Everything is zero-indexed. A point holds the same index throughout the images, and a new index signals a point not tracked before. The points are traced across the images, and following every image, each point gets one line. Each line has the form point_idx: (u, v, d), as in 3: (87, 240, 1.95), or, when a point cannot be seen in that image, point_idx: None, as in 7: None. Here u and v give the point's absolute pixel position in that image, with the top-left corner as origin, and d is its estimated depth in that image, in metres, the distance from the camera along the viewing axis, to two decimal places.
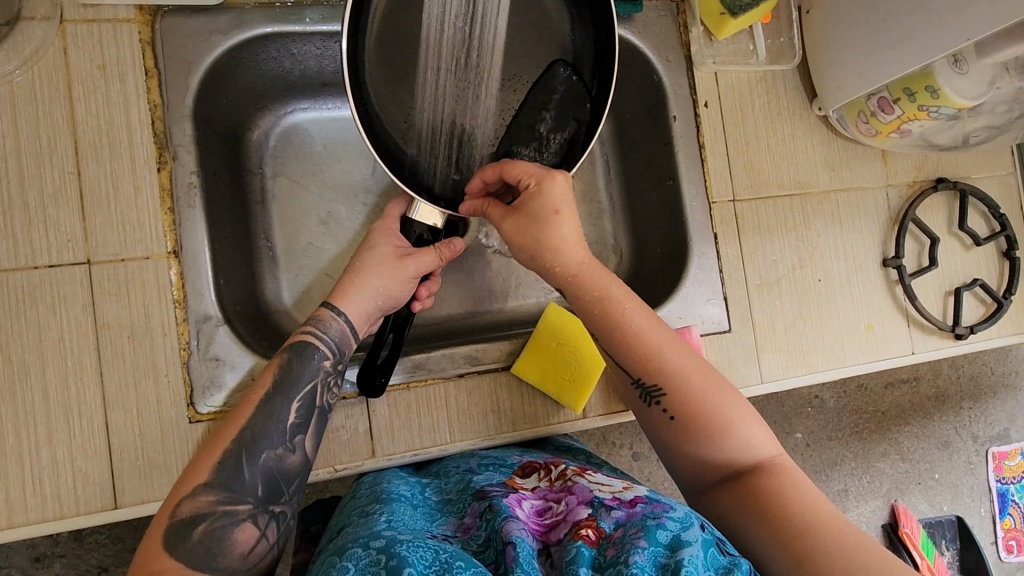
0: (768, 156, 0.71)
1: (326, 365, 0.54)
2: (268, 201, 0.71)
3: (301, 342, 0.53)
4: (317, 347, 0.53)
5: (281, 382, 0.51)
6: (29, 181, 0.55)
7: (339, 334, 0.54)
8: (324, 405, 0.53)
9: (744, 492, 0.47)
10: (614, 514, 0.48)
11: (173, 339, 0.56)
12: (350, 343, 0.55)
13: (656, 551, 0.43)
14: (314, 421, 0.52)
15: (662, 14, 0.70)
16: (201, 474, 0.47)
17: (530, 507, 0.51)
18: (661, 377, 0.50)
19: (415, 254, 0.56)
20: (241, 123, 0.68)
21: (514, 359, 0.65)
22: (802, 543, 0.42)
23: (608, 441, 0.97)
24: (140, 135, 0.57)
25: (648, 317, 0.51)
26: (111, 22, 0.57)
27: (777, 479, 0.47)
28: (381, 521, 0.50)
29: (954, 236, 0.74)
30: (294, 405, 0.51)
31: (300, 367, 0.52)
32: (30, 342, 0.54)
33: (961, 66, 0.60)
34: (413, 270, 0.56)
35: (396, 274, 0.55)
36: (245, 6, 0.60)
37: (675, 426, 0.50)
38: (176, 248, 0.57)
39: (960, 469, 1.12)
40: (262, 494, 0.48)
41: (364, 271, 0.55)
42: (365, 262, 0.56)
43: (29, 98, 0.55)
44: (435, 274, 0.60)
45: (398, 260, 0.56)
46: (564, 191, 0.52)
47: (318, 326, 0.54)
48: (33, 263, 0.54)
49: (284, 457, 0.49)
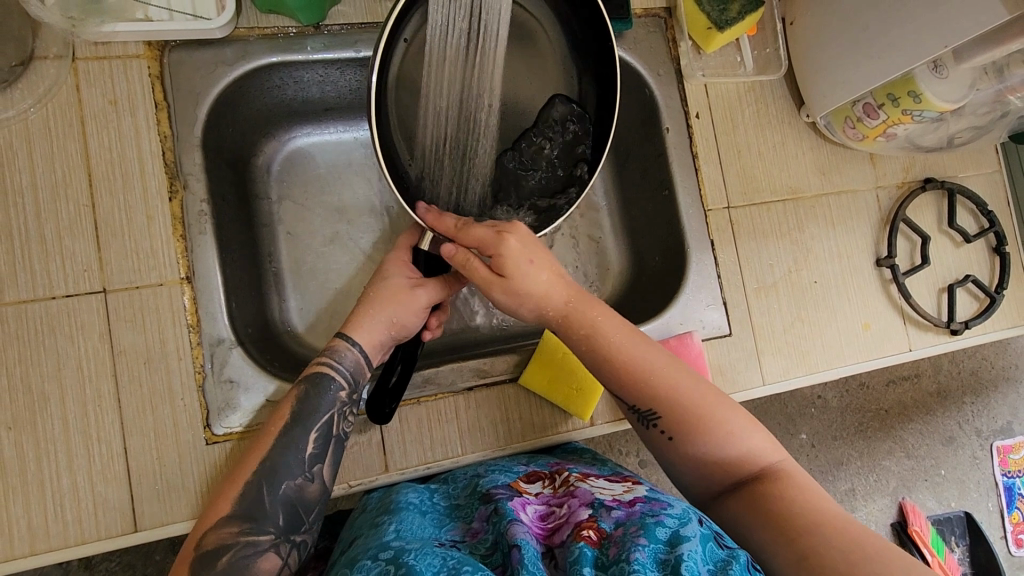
0: (760, 163, 0.73)
1: (343, 395, 0.55)
2: (274, 224, 0.72)
3: (317, 373, 0.55)
4: (333, 378, 0.55)
5: (300, 412, 0.53)
6: (45, 214, 0.57)
7: (353, 364, 0.56)
8: (340, 433, 0.55)
9: (750, 498, 0.48)
10: (614, 514, 0.48)
11: (188, 362, 0.58)
12: (364, 372, 0.57)
13: (656, 548, 0.44)
14: (332, 449, 0.54)
15: (651, 30, 0.73)
16: (224, 506, 0.48)
17: (533, 511, 0.53)
18: (656, 402, 0.52)
19: (422, 287, 0.58)
20: (248, 150, 0.70)
21: (521, 370, 0.66)
22: (806, 540, 0.43)
23: (615, 448, 0.98)
24: (150, 166, 0.59)
25: (639, 340, 0.53)
26: (121, 57, 0.59)
27: (781, 482, 0.48)
28: (391, 530, 0.51)
29: (944, 234, 0.76)
30: (312, 435, 0.52)
31: (317, 398, 0.54)
32: (50, 370, 0.55)
33: (940, 71, 0.62)
34: (424, 299, 0.58)
35: (407, 303, 0.57)
36: (248, 38, 0.62)
37: (676, 446, 0.52)
38: (188, 274, 0.59)
39: (965, 464, 1.13)
40: (284, 523, 0.49)
41: (377, 302, 0.57)
42: (378, 292, 0.57)
43: (43, 133, 0.57)
44: (444, 305, 0.62)
45: (411, 289, 0.57)
46: (524, 240, 0.52)
47: (332, 356, 0.56)
48: (52, 293, 0.56)
49: (304, 486, 0.51)
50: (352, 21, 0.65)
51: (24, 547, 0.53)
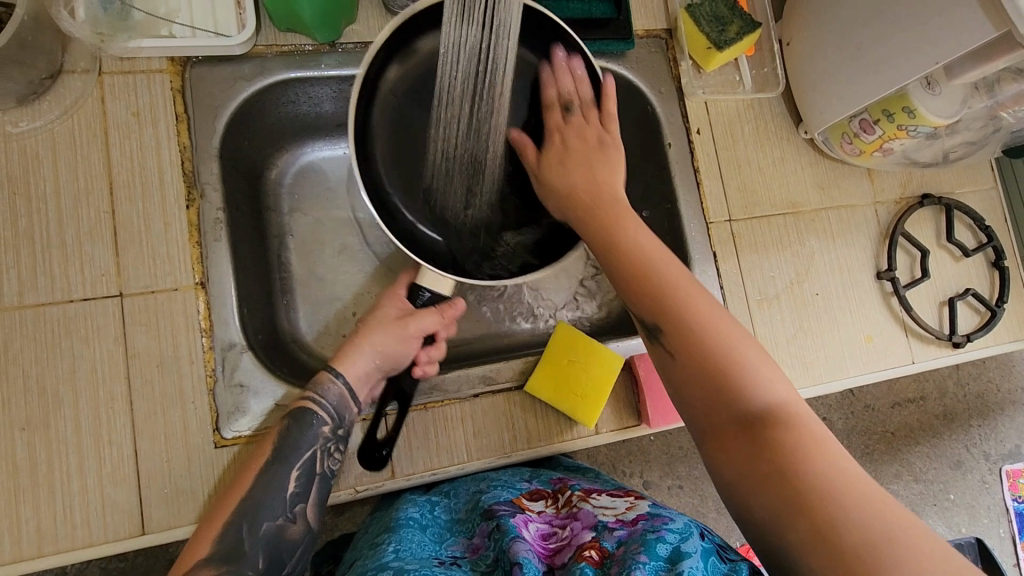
0: (761, 178, 0.75)
1: (326, 430, 0.56)
2: (285, 235, 0.74)
3: (300, 409, 0.56)
4: (315, 413, 0.56)
5: (281, 449, 0.54)
6: (67, 221, 0.58)
7: (337, 399, 0.57)
8: (325, 471, 0.56)
9: (741, 430, 0.43)
10: (616, 534, 0.48)
11: (200, 366, 0.59)
12: (349, 407, 0.58)
13: (657, 566, 0.43)
14: (315, 488, 0.54)
15: (653, 50, 0.75)
16: (202, 549, 0.48)
17: (535, 530, 0.53)
18: (684, 329, 0.47)
19: (412, 318, 0.60)
20: (262, 163, 0.72)
21: (527, 378, 0.67)
22: (795, 478, 0.39)
23: (618, 469, 1.00)
24: (169, 176, 0.61)
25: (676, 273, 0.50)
26: (145, 72, 0.62)
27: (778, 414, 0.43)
28: (389, 551, 0.51)
29: (943, 249, 0.77)
30: (294, 473, 0.53)
31: (299, 433, 0.55)
32: (65, 373, 0.56)
33: (934, 88, 0.63)
34: (414, 329, 0.60)
35: (398, 334, 0.60)
36: (266, 55, 0.65)
37: (688, 375, 0.46)
38: (203, 279, 0.60)
39: (974, 488, 1.12)
40: (265, 565, 0.50)
41: (367, 333, 0.60)
42: (370, 325, 0.60)
43: (68, 143, 0.59)
44: (440, 340, 0.63)
45: (402, 322, 0.60)
46: (584, 134, 0.58)
47: (317, 391, 0.57)
48: (70, 297, 0.57)
49: (285, 527, 0.52)
50: (366, 40, 0.68)
51: (31, 548, 0.54)
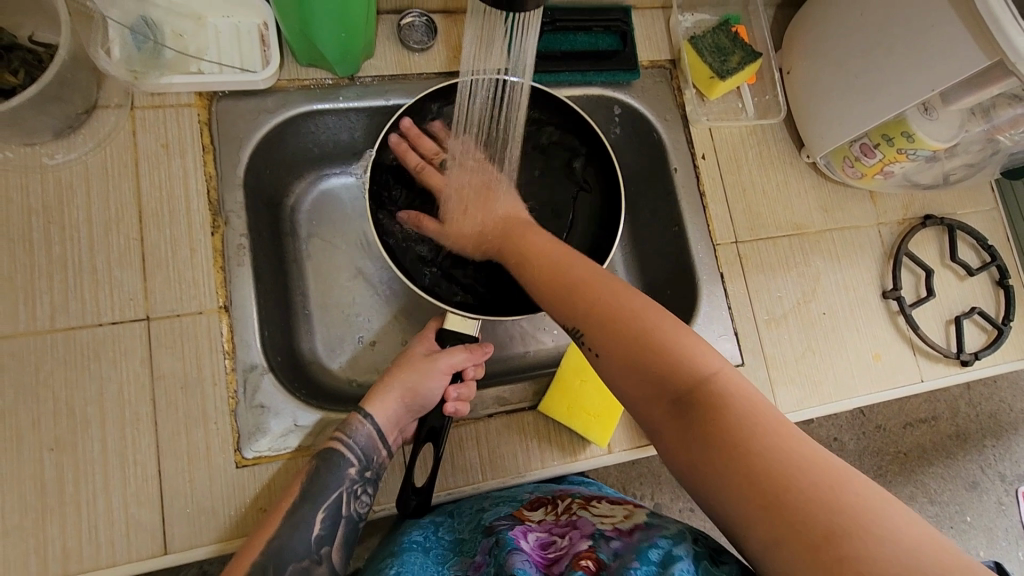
0: (765, 201, 0.77)
1: (353, 471, 0.57)
2: (303, 259, 0.76)
3: (329, 448, 0.57)
4: (344, 454, 0.57)
5: (308, 490, 0.55)
6: (98, 247, 0.61)
7: (366, 440, 0.58)
8: (352, 513, 0.57)
9: (683, 428, 0.44)
10: (613, 545, 0.49)
11: (222, 388, 0.60)
12: (377, 447, 0.59)
13: (648, 570, 0.44)
14: (342, 530, 0.56)
15: (657, 80, 0.78)
16: None
17: (535, 540, 0.54)
18: (620, 334, 0.49)
19: (439, 354, 0.62)
20: (282, 190, 0.75)
21: (540, 398, 0.68)
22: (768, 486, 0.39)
23: (629, 491, 1.00)
24: (195, 204, 0.64)
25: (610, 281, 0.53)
26: (175, 106, 0.65)
27: (719, 404, 0.44)
28: None
29: (947, 267, 0.79)
30: (320, 515, 0.55)
31: (326, 475, 0.56)
32: (93, 394, 0.58)
33: (930, 113, 0.65)
34: (443, 364, 0.61)
35: (426, 369, 0.61)
36: (288, 89, 0.68)
37: (629, 380, 0.48)
38: (226, 302, 0.62)
39: (991, 510, 1.11)
40: None
41: (395, 372, 0.61)
42: (398, 366, 0.62)
43: (101, 173, 0.62)
44: (469, 381, 0.63)
45: (430, 359, 0.61)
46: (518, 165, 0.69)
47: (346, 432, 0.58)
48: (99, 320, 0.59)
49: (310, 568, 0.54)
50: (383, 73, 0.71)
51: (56, 567, 0.55)
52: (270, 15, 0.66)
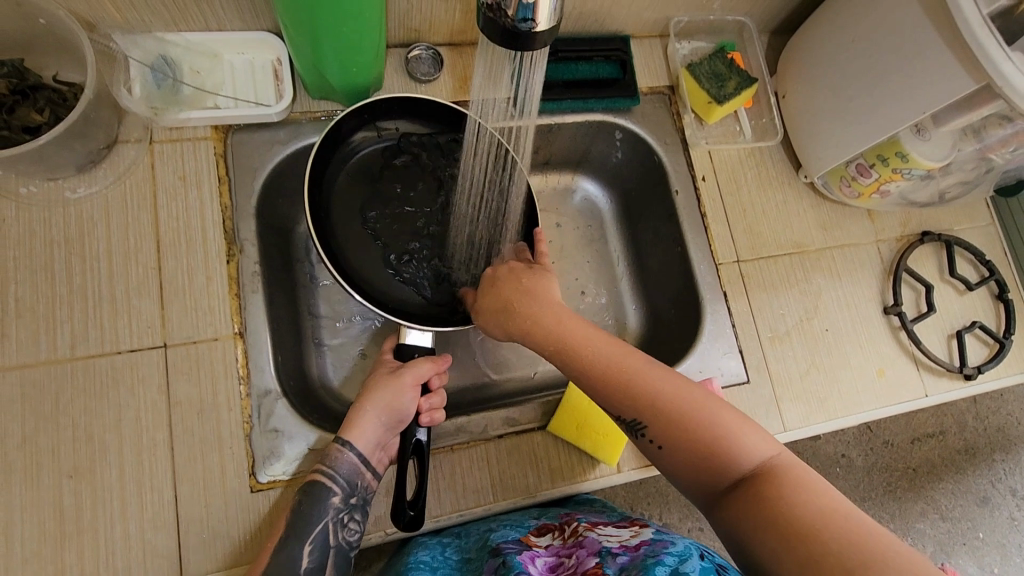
0: (765, 221, 0.79)
1: (337, 501, 0.58)
2: (314, 284, 0.78)
3: (312, 481, 0.58)
4: (327, 485, 0.57)
5: (294, 525, 0.56)
6: (117, 276, 0.63)
7: (349, 469, 0.59)
8: (341, 542, 0.57)
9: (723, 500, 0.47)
10: (619, 560, 0.50)
11: (237, 413, 0.62)
12: (361, 474, 0.59)
13: None
14: (331, 561, 0.57)
15: (657, 105, 0.80)
16: None
17: (543, 564, 0.55)
18: (669, 423, 0.51)
19: (405, 369, 0.62)
20: (293, 217, 0.77)
21: (549, 418, 0.69)
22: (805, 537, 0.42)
23: (637, 510, 1.00)
24: (211, 234, 0.66)
25: (643, 363, 0.55)
26: (191, 139, 0.67)
27: (778, 477, 0.46)
28: None
29: (946, 282, 0.80)
30: (307, 548, 0.55)
31: (313, 508, 0.57)
32: (111, 421, 0.59)
33: (924, 133, 0.67)
34: (410, 378, 0.61)
35: (395, 386, 0.61)
36: (299, 121, 0.71)
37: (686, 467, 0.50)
38: (241, 328, 0.64)
39: (1003, 526, 1.11)
40: None
41: (366, 393, 0.61)
42: (367, 388, 0.62)
43: (119, 205, 0.64)
44: (437, 390, 0.64)
45: (396, 374, 0.62)
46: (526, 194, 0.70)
47: (328, 463, 0.58)
48: (117, 348, 0.61)
49: None
50: None
51: None
52: (283, 50, 0.69)
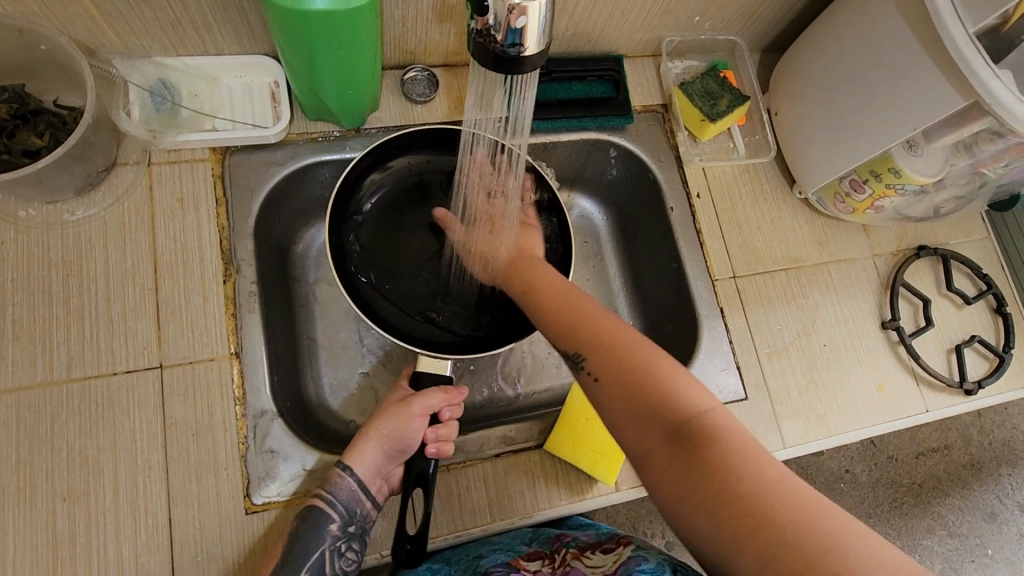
0: (761, 237, 0.79)
1: (335, 528, 0.57)
2: (311, 303, 0.78)
3: (311, 507, 0.57)
4: (325, 512, 0.57)
5: (290, 552, 0.55)
6: (114, 297, 0.63)
7: (348, 495, 0.58)
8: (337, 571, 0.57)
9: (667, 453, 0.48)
10: None
11: (233, 433, 0.61)
12: (360, 501, 0.59)
13: None
14: None
15: (651, 123, 0.81)
16: None
17: None
18: (622, 369, 0.52)
19: (412, 399, 0.62)
20: (290, 237, 0.77)
21: (546, 436, 0.68)
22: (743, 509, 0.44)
23: (638, 529, 0.99)
24: (209, 255, 0.66)
25: (609, 328, 0.56)
26: (190, 161, 0.68)
27: (724, 446, 0.47)
28: None
29: (944, 297, 0.80)
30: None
31: (309, 535, 0.56)
32: (106, 443, 0.59)
33: (915, 150, 0.67)
34: (416, 407, 0.62)
35: (401, 416, 0.61)
36: (296, 141, 0.71)
37: (631, 413, 0.51)
38: (237, 348, 0.64)
39: (1011, 542, 1.09)
40: None
41: (373, 421, 0.62)
42: (375, 417, 0.62)
43: (118, 226, 0.65)
44: (449, 421, 0.64)
45: (404, 404, 0.62)
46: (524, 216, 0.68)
47: (328, 489, 0.58)
48: (114, 369, 0.61)
49: None
50: (386, 125, 0.74)
51: None
52: (280, 73, 0.70)
